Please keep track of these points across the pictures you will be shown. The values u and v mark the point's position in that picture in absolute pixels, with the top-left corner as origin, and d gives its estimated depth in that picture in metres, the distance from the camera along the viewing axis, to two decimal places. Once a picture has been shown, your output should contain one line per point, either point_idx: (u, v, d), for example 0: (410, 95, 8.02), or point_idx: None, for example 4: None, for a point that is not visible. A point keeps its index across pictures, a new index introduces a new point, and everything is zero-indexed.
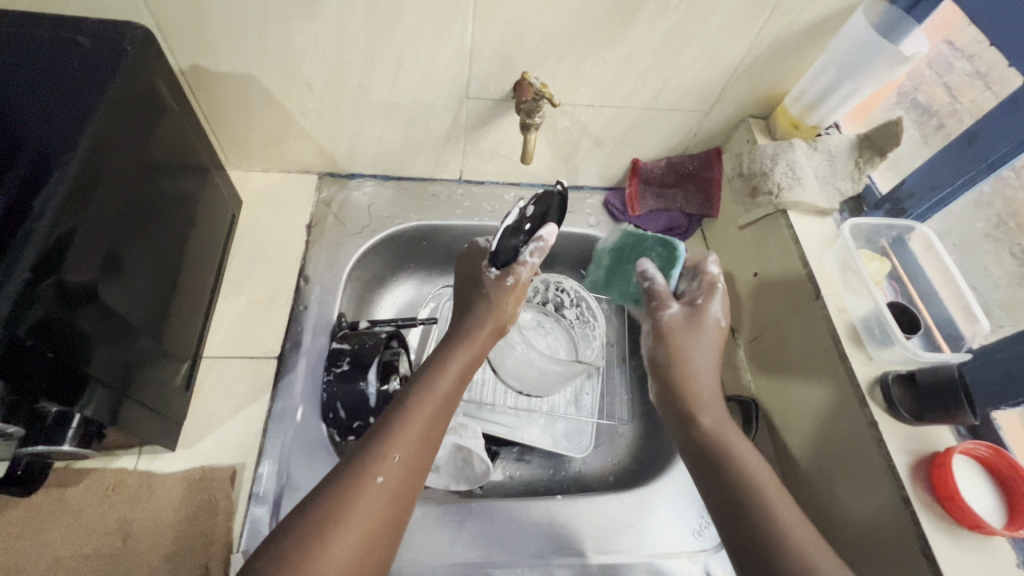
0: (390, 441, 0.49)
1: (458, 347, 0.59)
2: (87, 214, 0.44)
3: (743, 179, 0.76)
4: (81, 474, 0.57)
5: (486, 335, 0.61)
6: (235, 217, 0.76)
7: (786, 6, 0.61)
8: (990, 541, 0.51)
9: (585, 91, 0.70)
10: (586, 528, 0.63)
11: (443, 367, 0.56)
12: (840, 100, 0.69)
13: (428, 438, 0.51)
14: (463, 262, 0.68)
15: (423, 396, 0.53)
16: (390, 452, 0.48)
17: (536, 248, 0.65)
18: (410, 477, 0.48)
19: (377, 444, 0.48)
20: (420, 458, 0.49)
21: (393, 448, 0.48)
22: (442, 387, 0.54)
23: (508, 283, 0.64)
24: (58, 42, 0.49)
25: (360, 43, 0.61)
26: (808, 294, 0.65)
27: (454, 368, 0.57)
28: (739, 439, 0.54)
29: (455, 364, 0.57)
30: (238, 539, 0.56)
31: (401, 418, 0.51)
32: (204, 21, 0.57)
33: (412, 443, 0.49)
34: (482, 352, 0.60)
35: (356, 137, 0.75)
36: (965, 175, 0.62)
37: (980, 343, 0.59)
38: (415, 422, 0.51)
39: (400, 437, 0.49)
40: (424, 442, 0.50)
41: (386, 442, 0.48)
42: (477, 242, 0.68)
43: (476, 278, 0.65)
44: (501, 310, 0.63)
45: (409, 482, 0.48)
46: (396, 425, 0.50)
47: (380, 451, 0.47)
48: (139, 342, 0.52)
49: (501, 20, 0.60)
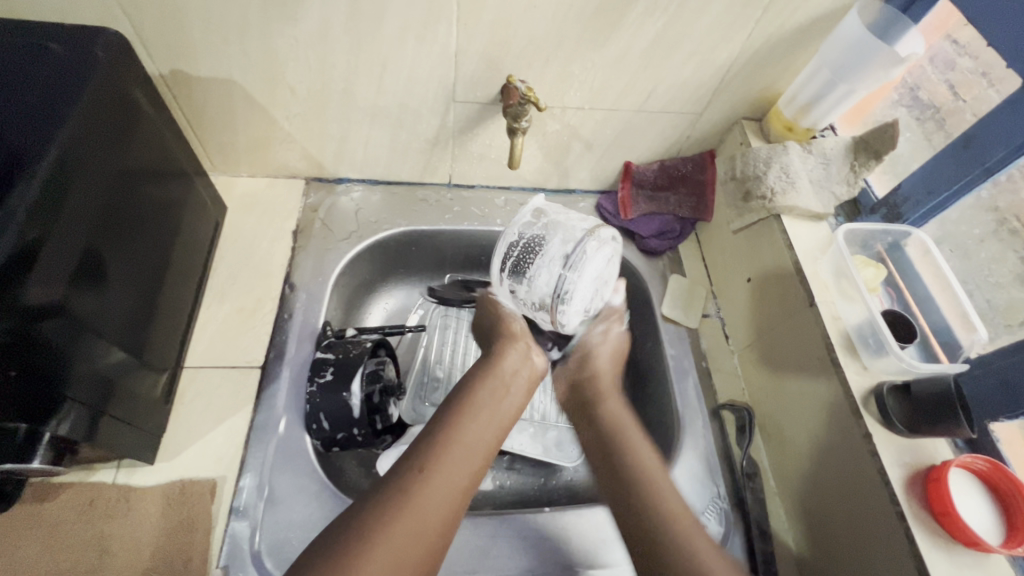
0: (421, 459, 0.51)
1: (489, 369, 0.61)
2: (57, 223, 0.43)
3: (737, 183, 0.74)
4: (58, 488, 0.56)
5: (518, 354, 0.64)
6: (219, 223, 0.75)
7: (779, 5, 0.59)
8: (987, 558, 0.49)
9: (575, 94, 0.68)
10: (575, 541, 0.62)
11: (476, 385, 0.60)
12: (835, 101, 0.67)
13: (471, 456, 0.53)
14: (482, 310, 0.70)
15: (459, 416, 0.56)
16: (422, 467, 0.50)
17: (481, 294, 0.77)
18: (445, 488, 0.50)
19: (410, 463, 0.51)
20: (456, 476, 0.51)
21: (424, 463, 0.51)
22: (480, 400, 0.58)
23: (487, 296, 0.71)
24: (28, 48, 0.48)
25: (343, 46, 0.60)
26: (802, 301, 0.63)
27: (484, 390, 0.59)
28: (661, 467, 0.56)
29: (487, 385, 0.60)
30: (218, 555, 0.55)
31: (438, 437, 0.53)
32: (182, 27, 0.56)
33: (448, 461, 0.52)
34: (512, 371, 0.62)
35: (342, 141, 0.73)
36: (962, 181, 0.60)
37: (978, 352, 0.58)
38: (453, 443, 0.53)
39: (434, 456, 0.52)
40: (461, 464, 0.52)
41: (419, 459, 0.51)
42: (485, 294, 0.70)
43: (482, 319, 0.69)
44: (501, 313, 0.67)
45: (447, 498, 0.49)
46: (430, 445, 0.52)
47: (412, 468, 0.50)
48: (115, 355, 0.51)
49: (486, 22, 0.58)
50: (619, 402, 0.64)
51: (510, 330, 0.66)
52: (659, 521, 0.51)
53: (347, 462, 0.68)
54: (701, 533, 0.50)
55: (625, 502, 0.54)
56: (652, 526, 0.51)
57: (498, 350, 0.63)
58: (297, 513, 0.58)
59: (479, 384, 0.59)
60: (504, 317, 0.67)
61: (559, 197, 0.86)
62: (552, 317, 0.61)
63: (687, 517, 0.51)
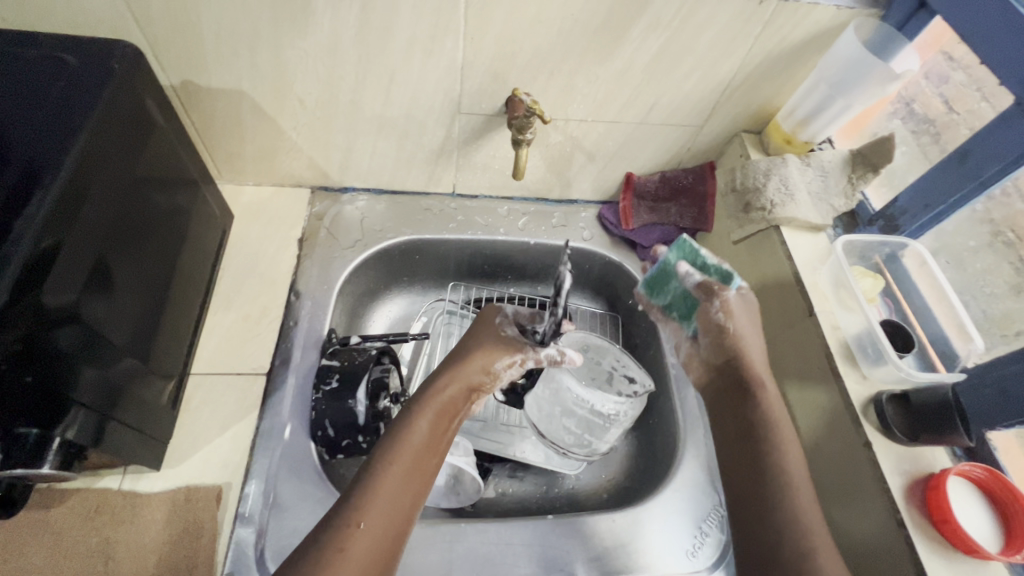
0: (354, 510, 0.47)
1: (427, 396, 0.57)
2: (72, 230, 0.43)
3: (737, 195, 0.75)
4: (64, 495, 0.56)
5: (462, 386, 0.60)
6: (226, 231, 0.75)
7: (777, 23, 0.60)
8: (986, 565, 0.50)
9: (578, 106, 0.69)
10: (578, 548, 0.62)
11: (414, 416, 0.55)
12: (833, 116, 0.68)
13: (405, 499, 0.50)
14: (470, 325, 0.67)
15: (393, 454, 0.51)
16: (358, 521, 0.46)
17: (551, 357, 0.65)
18: (380, 542, 0.46)
19: (343, 517, 0.46)
20: (390, 522, 0.47)
21: (359, 515, 0.46)
22: (417, 437, 0.53)
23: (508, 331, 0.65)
24: (45, 60, 0.49)
25: (352, 59, 0.61)
26: (802, 311, 0.64)
27: (423, 422, 0.55)
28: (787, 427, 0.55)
29: (425, 417, 0.55)
30: (223, 561, 0.55)
31: (372, 479, 0.49)
32: (194, 39, 0.57)
33: (383, 508, 0.48)
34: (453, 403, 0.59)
35: (348, 151, 0.74)
36: (958, 194, 0.62)
37: (975, 362, 0.59)
38: (387, 487, 0.49)
39: (367, 504, 0.47)
40: (396, 509, 0.48)
41: (352, 510, 0.47)
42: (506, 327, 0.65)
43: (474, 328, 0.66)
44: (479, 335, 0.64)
45: (383, 550, 0.46)
46: (364, 492, 0.48)
47: (347, 521, 0.46)
48: (125, 361, 0.52)
49: (492, 36, 0.60)
50: (751, 331, 0.61)
51: (477, 364, 0.61)
52: (774, 492, 0.51)
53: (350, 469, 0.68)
54: (810, 502, 0.50)
55: (755, 468, 0.54)
56: (770, 493, 0.51)
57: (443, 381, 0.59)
58: (302, 520, 0.58)
59: (418, 416, 0.55)
60: (484, 348, 0.63)
61: (561, 207, 0.87)
62: (721, 304, 0.61)
63: (800, 483, 0.51)
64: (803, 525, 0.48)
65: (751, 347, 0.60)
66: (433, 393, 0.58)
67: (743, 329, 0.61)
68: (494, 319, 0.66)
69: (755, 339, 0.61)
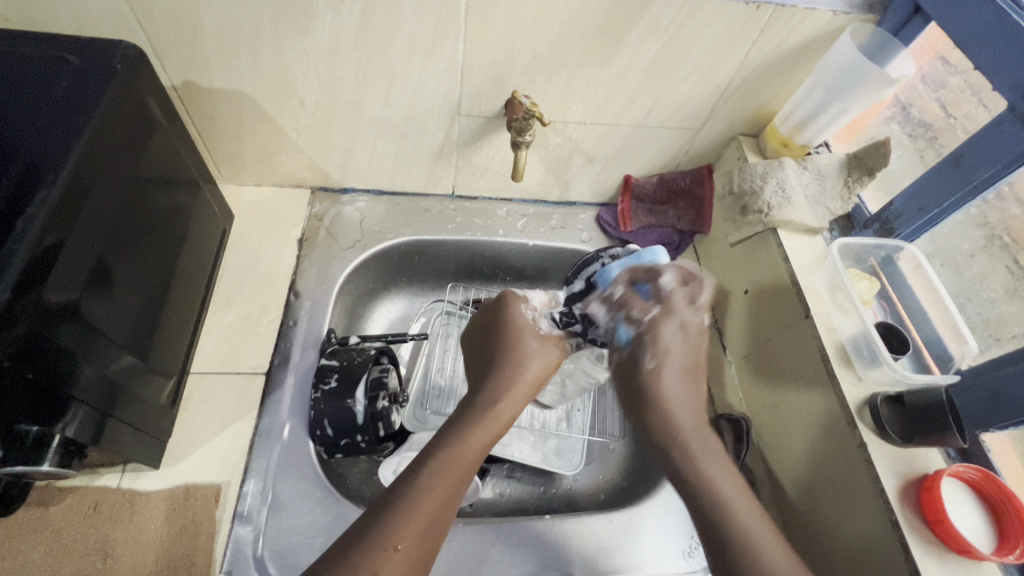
0: (393, 532, 0.47)
1: (478, 416, 0.58)
2: (74, 228, 0.44)
3: (734, 198, 0.76)
4: (63, 493, 0.56)
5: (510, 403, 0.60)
6: (226, 231, 0.76)
7: (774, 27, 0.61)
8: (980, 566, 0.50)
9: (576, 109, 0.70)
10: (575, 548, 0.62)
11: (465, 434, 0.56)
12: (829, 120, 0.69)
13: (441, 522, 0.50)
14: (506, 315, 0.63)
15: (439, 473, 0.52)
16: (396, 543, 0.47)
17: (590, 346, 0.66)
18: (414, 565, 0.47)
19: (380, 536, 0.47)
20: (424, 544, 0.49)
21: (398, 538, 0.47)
22: (466, 457, 0.54)
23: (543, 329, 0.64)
24: (48, 60, 0.49)
25: (352, 61, 0.61)
26: (798, 313, 0.65)
27: (474, 443, 0.56)
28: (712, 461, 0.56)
29: (476, 437, 0.56)
30: (221, 560, 0.55)
31: (412, 499, 0.50)
32: (196, 39, 0.57)
33: (419, 531, 0.48)
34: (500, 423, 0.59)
35: (348, 152, 0.75)
36: (953, 198, 0.62)
37: (970, 364, 0.59)
38: (425, 509, 0.50)
39: (405, 526, 0.48)
40: (431, 534, 0.49)
41: (391, 531, 0.47)
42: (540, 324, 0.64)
43: (514, 327, 0.63)
44: (524, 344, 0.62)
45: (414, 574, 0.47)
46: (404, 512, 0.49)
47: (384, 542, 0.46)
48: (124, 359, 0.52)
49: (492, 39, 0.60)
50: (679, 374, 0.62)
51: (530, 377, 0.61)
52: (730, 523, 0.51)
53: (348, 468, 0.68)
54: (770, 536, 0.50)
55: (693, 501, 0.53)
56: (722, 528, 0.51)
57: (499, 397, 0.60)
58: (301, 518, 0.59)
59: (469, 436, 0.56)
60: (534, 356, 0.62)
61: (560, 209, 0.88)
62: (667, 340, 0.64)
63: (752, 521, 0.51)
64: (770, 564, 0.48)
65: (669, 393, 0.61)
66: (493, 413, 0.59)
67: (666, 377, 0.62)
68: (527, 317, 0.64)
69: (675, 389, 0.61)
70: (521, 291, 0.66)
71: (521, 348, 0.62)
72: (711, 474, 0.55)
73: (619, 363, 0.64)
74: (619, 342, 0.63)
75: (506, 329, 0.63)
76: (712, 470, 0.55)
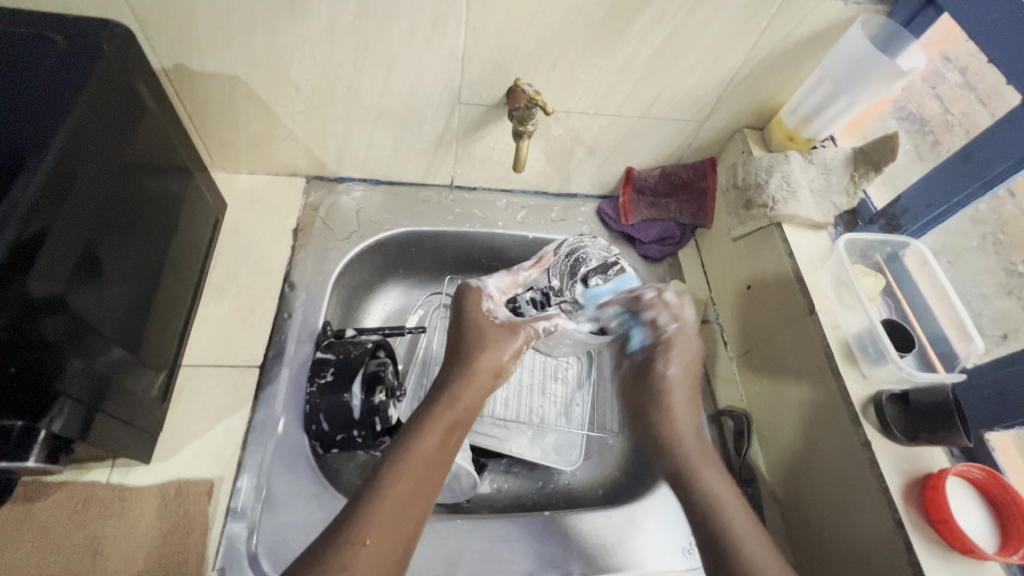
0: (361, 526, 0.47)
1: (441, 408, 0.57)
2: (61, 214, 0.42)
3: (738, 191, 0.75)
4: (50, 488, 0.55)
5: (472, 391, 0.59)
6: (218, 220, 0.74)
7: (784, 16, 0.59)
8: (982, 565, 0.50)
9: (580, 98, 0.68)
10: (575, 545, 0.62)
11: (426, 427, 0.55)
12: (836, 113, 0.68)
13: (410, 517, 0.49)
14: (458, 305, 0.63)
15: (402, 468, 0.51)
16: (364, 538, 0.46)
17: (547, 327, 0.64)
18: (385, 560, 0.46)
19: (350, 534, 0.46)
20: (396, 541, 0.48)
21: (367, 533, 0.47)
22: (427, 448, 0.53)
23: (497, 321, 0.63)
24: (31, 39, 0.47)
25: (350, 46, 0.59)
26: (802, 310, 0.64)
27: (433, 435, 0.55)
28: (712, 470, 0.58)
29: (435, 430, 0.55)
30: (215, 556, 0.54)
31: (378, 495, 0.49)
32: (186, 20, 0.55)
33: (387, 526, 0.48)
34: (463, 415, 0.58)
35: (345, 140, 0.73)
36: (963, 193, 0.61)
37: (974, 363, 0.59)
38: (391, 504, 0.49)
39: (372, 520, 0.48)
40: (401, 525, 0.49)
41: (359, 527, 0.47)
42: (495, 314, 0.63)
43: (474, 320, 0.61)
44: (481, 329, 0.61)
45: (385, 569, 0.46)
46: (371, 507, 0.48)
47: (352, 537, 0.46)
48: (112, 353, 0.50)
49: (494, 26, 0.58)
50: (678, 380, 0.63)
51: (485, 364, 0.60)
52: (722, 540, 0.52)
53: (343, 463, 0.67)
54: (755, 536, 0.52)
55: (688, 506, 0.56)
56: (715, 533, 0.53)
57: (453, 386, 0.58)
58: (295, 514, 0.58)
59: (428, 428, 0.55)
60: (488, 346, 0.60)
61: (560, 201, 0.86)
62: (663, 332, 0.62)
63: (739, 518, 0.54)
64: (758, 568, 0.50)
65: (675, 403, 0.62)
66: (450, 399, 0.58)
67: (672, 381, 0.63)
68: (482, 310, 0.63)
69: (683, 405, 0.62)
70: (477, 282, 0.65)
71: (482, 335, 0.61)
72: (711, 488, 0.56)
73: (631, 370, 0.65)
74: (632, 346, 0.65)
75: (461, 315, 0.62)
76: (711, 479, 0.57)
